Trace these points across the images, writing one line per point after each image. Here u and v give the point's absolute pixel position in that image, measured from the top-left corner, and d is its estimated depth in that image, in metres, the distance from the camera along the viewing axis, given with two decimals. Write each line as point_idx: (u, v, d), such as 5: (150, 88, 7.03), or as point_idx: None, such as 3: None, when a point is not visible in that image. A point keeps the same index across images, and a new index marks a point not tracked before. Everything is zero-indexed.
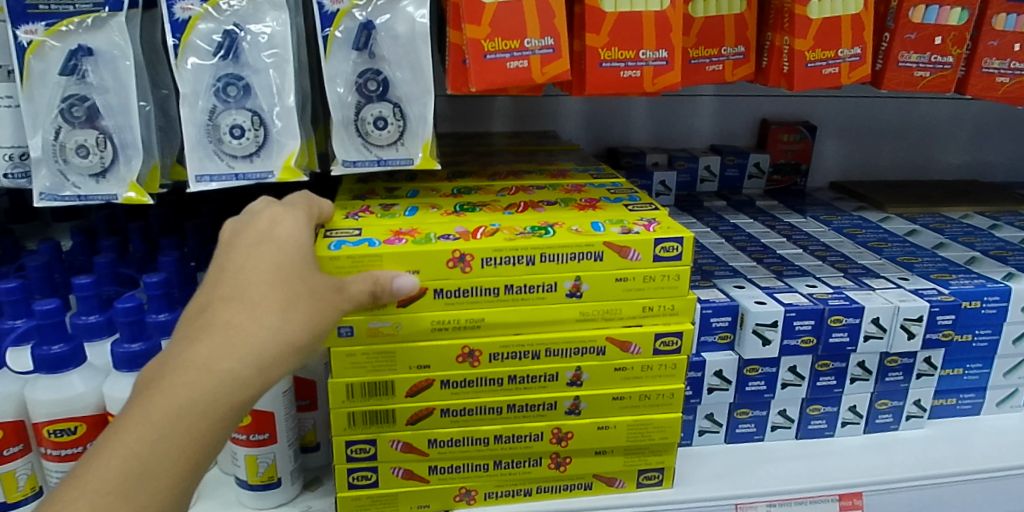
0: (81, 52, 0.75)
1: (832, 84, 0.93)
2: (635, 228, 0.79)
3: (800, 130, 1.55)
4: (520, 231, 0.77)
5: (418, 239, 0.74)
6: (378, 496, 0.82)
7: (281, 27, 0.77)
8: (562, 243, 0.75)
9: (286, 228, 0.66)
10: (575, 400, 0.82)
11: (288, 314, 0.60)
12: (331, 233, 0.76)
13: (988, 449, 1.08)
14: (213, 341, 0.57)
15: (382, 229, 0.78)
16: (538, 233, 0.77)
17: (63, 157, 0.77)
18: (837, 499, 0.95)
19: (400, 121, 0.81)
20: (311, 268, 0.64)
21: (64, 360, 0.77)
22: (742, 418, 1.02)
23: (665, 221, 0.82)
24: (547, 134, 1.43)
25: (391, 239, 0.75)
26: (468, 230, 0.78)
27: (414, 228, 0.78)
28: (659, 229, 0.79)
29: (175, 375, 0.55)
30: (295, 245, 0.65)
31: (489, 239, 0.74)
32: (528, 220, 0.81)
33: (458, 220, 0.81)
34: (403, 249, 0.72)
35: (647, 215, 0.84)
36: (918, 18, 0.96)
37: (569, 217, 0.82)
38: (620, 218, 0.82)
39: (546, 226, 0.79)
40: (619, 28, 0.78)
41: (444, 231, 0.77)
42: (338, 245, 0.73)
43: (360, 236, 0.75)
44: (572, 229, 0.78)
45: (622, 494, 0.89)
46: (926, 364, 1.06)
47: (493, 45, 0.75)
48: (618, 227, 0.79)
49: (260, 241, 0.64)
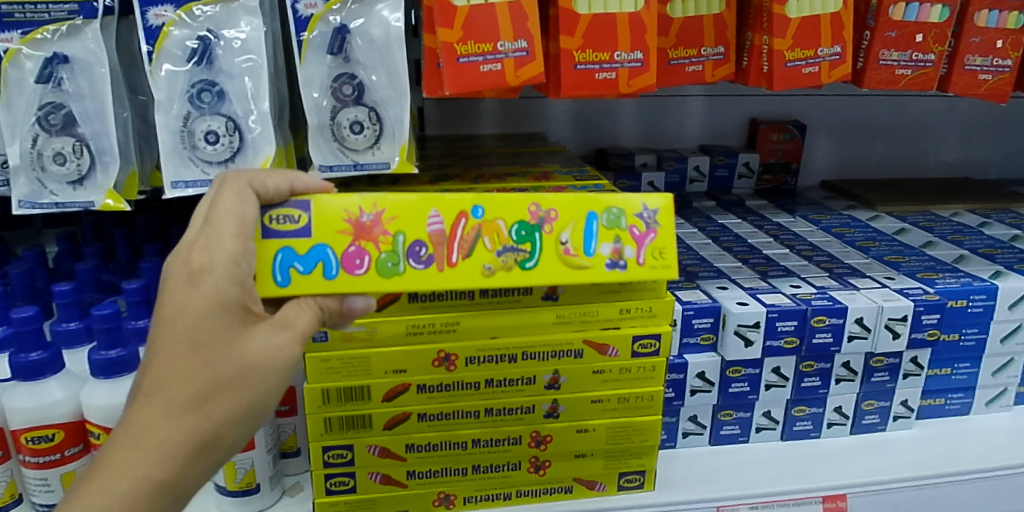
0: (57, 60, 0.75)
1: (812, 83, 0.93)
2: (626, 253, 0.70)
3: (790, 129, 1.54)
4: (501, 245, 0.68)
5: (383, 265, 0.65)
6: (357, 501, 0.82)
7: (255, 32, 0.76)
8: (544, 272, 0.68)
9: (209, 287, 0.55)
10: (554, 403, 0.82)
11: (211, 408, 0.54)
12: (274, 219, 0.64)
13: (977, 450, 1.07)
14: (124, 449, 0.51)
15: (337, 215, 0.65)
16: (520, 256, 0.68)
17: (40, 164, 0.77)
18: (821, 501, 0.94)
19: (376, 125, 0.81)
20: (241, 340, 0.56)
21: (42, 367, 0.77)
22: (726, 419, 1.02)
23: (667, 233, 0.71)
24: (535, 135, 1.43)
25: (350, 254, 0.65)
26: (444, 233, 0.67)
27: (379, 219, 0.66)
28: (650, 257, 0.70)
29: (81, 493, 0.50)
30: (220, 308, 0.55)
31: (461, 280, 0.66)
32: (517, 206, 0.68)
33: (434, 200, 0.67)
34: (363, 286, 0.65)
35: (656, 207, 0.71)
36: (898, 16, 0.95)
37: (566, 209, 0.69)
38: (622, 216, 0.70)
39: (534, 226, 0.68)
40: (593, 29, 0.78)
41: (414, 240, 0.66)
42: (284, 271, 0.64)
43: (311, 242, 0.65)
44: (561, 244, 0.68)
45: (603, 497, 0.89)
46: (912, 364, 1.05)
47: (466, 49, 0.75)
48: (609, 243, 0.70)
49: (178, 309, 0.54)
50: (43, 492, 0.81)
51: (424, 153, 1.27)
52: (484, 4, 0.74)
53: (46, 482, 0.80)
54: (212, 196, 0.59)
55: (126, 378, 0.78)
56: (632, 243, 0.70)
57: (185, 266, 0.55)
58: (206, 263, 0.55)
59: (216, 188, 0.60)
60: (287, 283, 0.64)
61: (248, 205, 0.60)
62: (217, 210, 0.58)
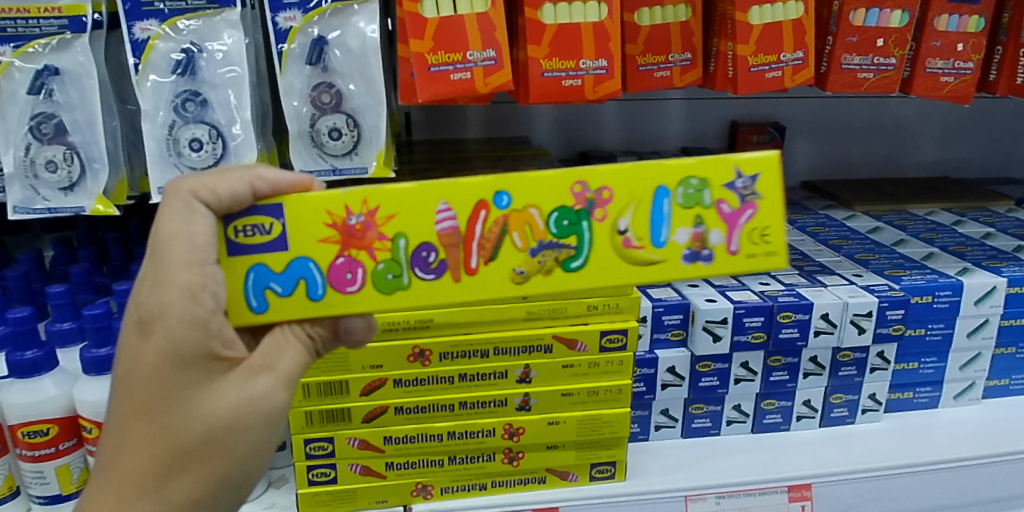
0: (48, 72, 0.78)
1: (776, 87, 0.97)
2: (715, 238, 0.64)
3: (769, 131, 1.59)
4: (544, 240, 0.63)
5: (379, 275, 0.63)
6: (337, 492, 0.86)
7: (236, 44, 0.80)
8: (597, 266, 0.64)
9: (162, 338, 0.56)
10: (525, 397, 0.86)
11: (183, 462, 0.58)
12: (241, 232, 0.62)
13: (944, 441, 1.10)
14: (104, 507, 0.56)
15: (319, 222, 0.62)
16: (565, 254, 0.64)
17: (33, 172, 0.80)
18: (787, 490, 0.97)
19: (354, 131, 0.85)
20: (206, 394, 0.58)
21: (36, 365, 0.81)
22: (697, 412, 1.05)
23: (768, 207, 0.64)
24: (519, 139, 1.46)
25: (338, 269, 0.63)
26: (459, 231, 0.62)
27: (370, 221, 0.62)
28: (744, 238, 0.64)
29: None
30: (180, 364, 0.57)
31: (491, 284, 0.63)
32: (557, 191, 0.62)
33: (442, 191, 0.62)
34: (359, 300, 0.63)
35: (752, 171, 0.64)
36: (858, 21, 0.99)
37: (624, 188, 0.63)
38: (705, 189, 0.63)
39: (581, 214, 0.63)
40: (559, 39, 0.82)
41: (422, 241, 0.63)
42: (259, 294, 0.63)
43: (289, 256, 0.63)
44: (619, 234, 0.63)
45: (576, 487, 0.92)
46: (879, 358, 1.09)
47: (437, 58, 0.78)
48: (690, 227, 0.64)
49: (137, 363, 0.56)
50: (38, 485, 0.84)
51: (410, 157, 1.31)
52: (454, 15, 0.78)
53: (41, 475, 0.84)
54: (162, 214, 0.59)
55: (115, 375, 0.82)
56: (723, 225, 0.64)
57: (141, 320, 0.57)
58: (157, 309, 0.56)
59: (163, 203, 0.60)
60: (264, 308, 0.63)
61: (199, 224, 0.59)
62: (165, 234, 0.58)
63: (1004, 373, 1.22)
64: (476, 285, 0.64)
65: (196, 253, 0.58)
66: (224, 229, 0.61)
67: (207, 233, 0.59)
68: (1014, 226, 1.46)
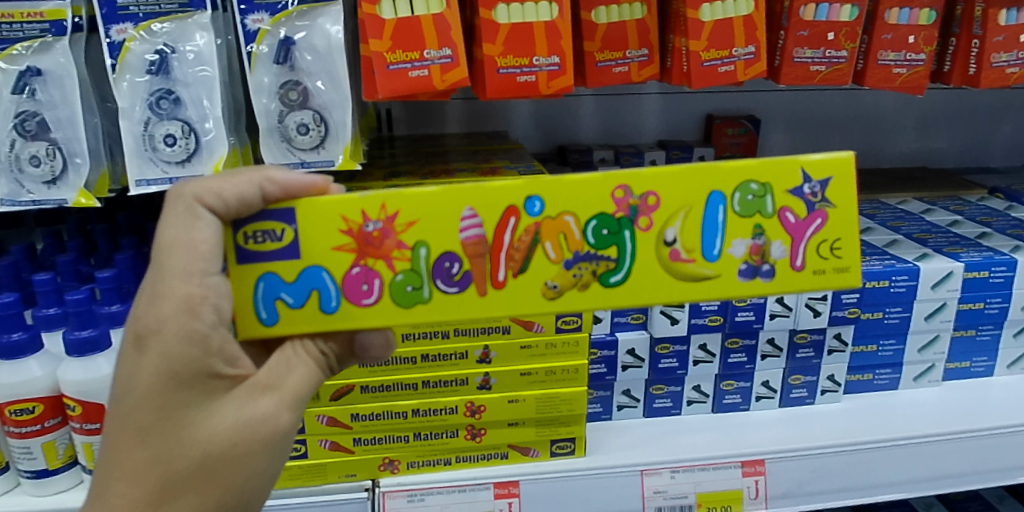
0: (31, 72, 0.83)
1: (728, 81, 1.01)
2: (779, 250, 0.67)
3: (744, 123, 1.57)
4: (581, 252, 0.66)
5: (397, 286, 0.66)
6: (308, 466, 0.93)
7: (207, 46, 0.85)
8: (639, 277, 0.66)
9: (159, 353, 0.58)
10: (485, 376, 0.91)
11: (180, 484, 0.59)
12: (251, 238, 0.65)
13: (902, 420, 1.14)
14: None
15: (335, 229, 0.65)
16: (606, 267, 0.66)
17: (18, 167, 0.85)
18: (739, 466, 1.02)
19: (321, 127, 0.89)
20: (206, 414, 0.59)
21: (22, 346, 0.86)
22: (658, 393, 1.10)
23: (835, 217, 0.67)
24: (497, 134, 1.50)
25: (355, 278, 0.66)
26: (483, 240, 0.65)
27: (388, 227, 0.65)
28: (811, 251, 0.68)
29: None
30: (179, 384, 0.58)
31: (522, 298, 0.66)
32: (599, 199, 0.65)
33: (468, 196, 0.65)
34: (376, 311, 0.66)
35: (822, 177, 0.66)
36: (809, 16, 1.03)
37: (671, 197, 0.66)
38: (768, 199, 0.66)
39: (623, 223, 0.66)
40: (512, 37, 0.87)
41: (445, 252, 0.66)
42: (269, 306, 0.66)
43: (301, 264, 0.65)
44: (668, 245, 0.66)
45: (537, 462, 0.98)
46: (836, 340, 1.12)
47: (395, 57, 0.83)
48: (750, 239, 0.67)
49: (135, 378, 0.58)
50: (26, 460, 0.90)
51: (390, 151, 1.35)
52: (410, 16, 0.83)
53: (28, 450, 0.90)
54: (164, 222, 0.61)
55: (97, 357, 0.87)
56: (787, 237, 0.67)
57: (139, 338, 0.58)
58: (154, 324, 0.58)
59: (167, 206, 0.62)
60: (275, 320, 0.66)
61: (200, 232, 0.61)
62: (166, 241, 0.61)
63: (965, 355, 1.26)
64: (505, 296, 0.67)
65: (194, 266, 0.60)
66: (233, 235, 0.64)
67: (211, 239, 0.61)
68: (983, 214, 1.46)
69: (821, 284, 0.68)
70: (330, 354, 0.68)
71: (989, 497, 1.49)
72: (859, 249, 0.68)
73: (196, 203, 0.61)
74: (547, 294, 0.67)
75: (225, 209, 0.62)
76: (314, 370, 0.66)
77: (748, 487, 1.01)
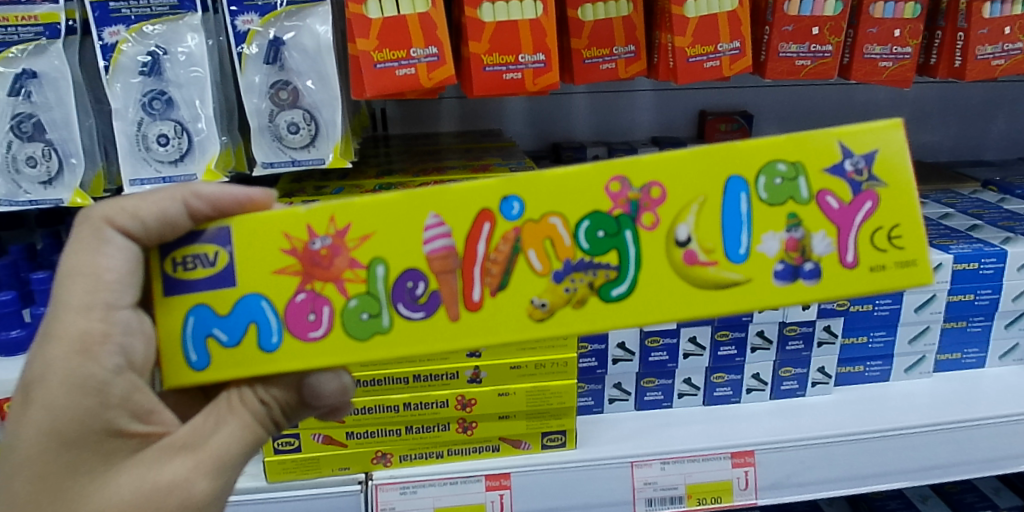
0: (26, 75, 0.85)
1: (714, 76, 1.02)
2: (824, 244, 0.63)
3: (737, 119, 1.56)
4: (573, 260, 0.63)
5: (350, 313, 0.64)
6: (302, 459, 0.95)
7: (198, 47, 0.86)
8: (645, 285, 0.63)
9: (48, 407, 0.57)
10: (475, 370, 0.92)
11: None
12: (180, 265, 0.65)
13: (892, 411, 1.15)
14: None
15: (276, 248, 0.65)
16: (605, 278, 0.63)
17: (16, 167, 0.87)
18: (729, 457, 1.03)
19: (311, 126, 0.91)
20: (107, 476, 0.60)
21: (21, 343, 0.93)
22: (648, 386, 1.12)
23: (887, 198, 0.63)
24: (491, 133, 1.51)
25: (298, 305, 0.65)
26: (453, 251, 0.64)
27: (338, 242, 0.64)
28: (862, 242, 0.63)
29: None
30: (73, 444, 0.58)
31: (511, 316, 0.64)
32: (592, 197, 0.63)
33: (430, 202, 0.63)
34: (327, 342, 0.65)
35: (866, 151, 0.62)
36: (793, 11, 1.04)
37: (678, 189, 0.63)
38: (802, 183, 0.63)
39: (622, 224, 0.63)
40: (498, 35, 0.88)
41: (407, 271, 0.64)
42: (200, 347, 0.65)
43: (238, 293, 0.65)
44: (681, 247, 0.63)
45: (528, 455, 1.00)
46: (826, 332, 1.13)
47: (382, 56, 0.85)
48: (785, 233, 0.63)
49: (24, 436, 0.58)
50: None
51: (384, 150, 1.36)
52: (396, 15, 0.84)
53: None
54: (72, 248, 0.63)
55: None
56: (831, 227, 0.63)
57: (26, 396, 0.58)
58: (42, 371, 0.58)
59: (78, 231, 0.63)
60: (204, 363, 0.65)
61: (106, 259, 0.62)
62: (71, 270, 0.61)
63: (955, 347, 1.26)
64: (493, 316, 0.64)
65: (96, 304, 0.61)
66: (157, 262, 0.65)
67: (117, 269, 0.62)
68: (975, 206, 1.46)
69: (884, 281, 0.64)
70: (272, 402, 0.68)
71: (985, 487, 1.49)
72: (922, 238, 0.63)
73: (108, 226, 0.62)
74: (535, 314, 0.64)
75: (143, 232, 0.63)
76: (248, 423, 0.66)
77: (738, 478, 1.03)
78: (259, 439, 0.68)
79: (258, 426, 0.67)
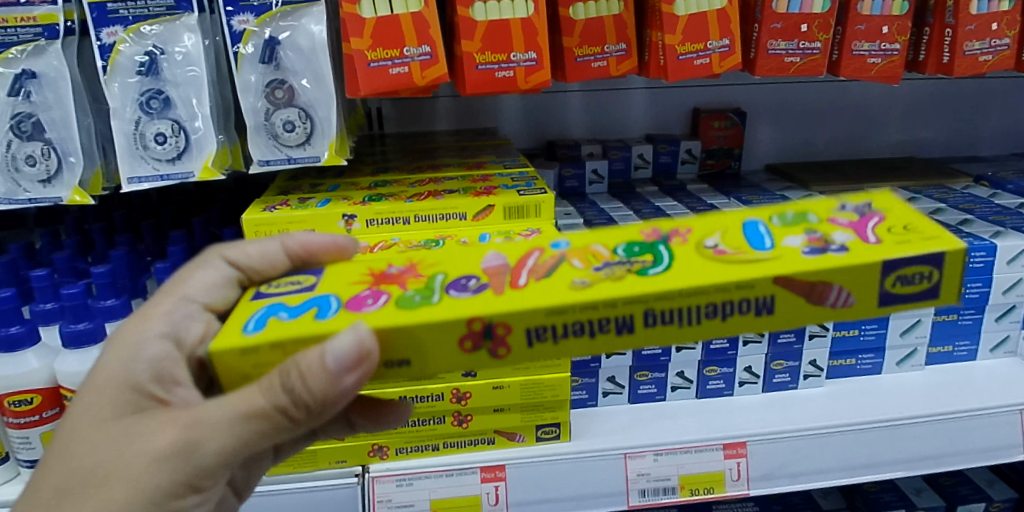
0: (26, 75, 0.86)
1: (704, 73, 1.03)
2: (842, 237, 0.64)
3: (730, 116, 1.57)
4: (612, 260, 0.64)
5: (405, 298, 0.63)
6: (300, 453, 0.96)
7: (195, 47, 0.88)
8: (680, 268, 0.61)
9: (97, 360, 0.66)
10: (470, 364, 0.95)
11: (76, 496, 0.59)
12: (273, 286, 0.69)
13: (884, 403, 1.16)
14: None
15: (358, 272, 0.69)
16: (642, 265, 0.63)
17: (15, 166, 0.88)
18: (721, 448, 1.04)
19: (306, 124, 0.92)
20: (117, 423, 0.62)
21: (21, 339, 0.89)
22: (642, 379, 1.13)
23: (891, 216, 0.67)
24: (485, 131, 1.52)
25: (361, 298, 0.64)
26: (506, 266, 0.65)
27: (408, 270, 0.68)
28: (881, 234, 0.64)
29: None
30: (100, 389, 0.63)
31: (548, 288, 0.61)
32: (630, 231, 0.67)
33: (490, 247, 0.69)
34: (379, 311, 0.61)
35: (857, 200, 0.70)
36: (782, 9, 1.06)
37: (703, 223, 0.68)
38: (810, 214, 0.68)
39: (654, 242, 0.65)
40: (490, 34, 0.89)
41: (464, 274, 0.65)
42: (261, 321, 0.62)
43: (314, 293, 0.66)
44: (710, 247, 0.64)
45: (523, 447, 1.01)
46: (817, 325, 1.15)
47: (376, 55, 0.86)
48: (805, 236, 0.65)
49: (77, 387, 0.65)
50: (27, 449, 0.93)
51: (380, 149, 1.38)
52: (389, 15, 0.86)
53: (27, 441, 0.93)
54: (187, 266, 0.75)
55: (93, 349, 0.90)
56: (847, 231, 0.65)
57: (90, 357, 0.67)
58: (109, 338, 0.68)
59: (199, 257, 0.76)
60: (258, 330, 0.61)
61: (204, 272, 0.73)
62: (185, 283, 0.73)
63: (947, 340, 1.28)
64: (528, 292, 0.61)
65: (174, 292, 0.71)
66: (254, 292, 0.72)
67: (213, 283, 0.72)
68: (965, 202, 1.44)
69: (916, 249, 0.61)
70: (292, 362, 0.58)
71: (979, 480, 1.51)
72: (935, 227, 0.65)
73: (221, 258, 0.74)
74: (576, 287, 0.61)
75: (245, 262, 0.73)
76: (258, 386, 0.59)
77: (730, 469, 1.04)
78: (268, 408, 0.59)
79: (271, 392, 0.59)
